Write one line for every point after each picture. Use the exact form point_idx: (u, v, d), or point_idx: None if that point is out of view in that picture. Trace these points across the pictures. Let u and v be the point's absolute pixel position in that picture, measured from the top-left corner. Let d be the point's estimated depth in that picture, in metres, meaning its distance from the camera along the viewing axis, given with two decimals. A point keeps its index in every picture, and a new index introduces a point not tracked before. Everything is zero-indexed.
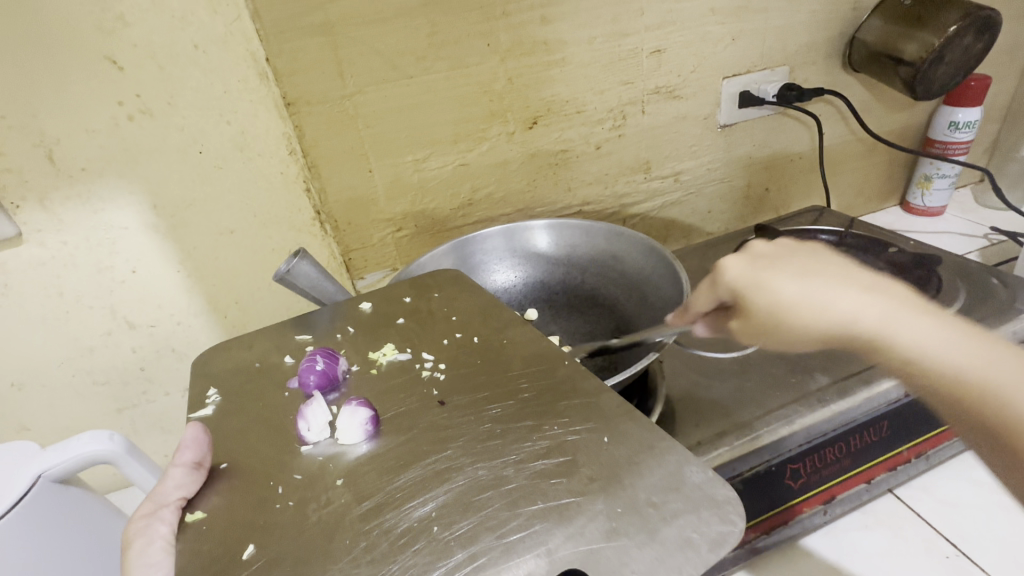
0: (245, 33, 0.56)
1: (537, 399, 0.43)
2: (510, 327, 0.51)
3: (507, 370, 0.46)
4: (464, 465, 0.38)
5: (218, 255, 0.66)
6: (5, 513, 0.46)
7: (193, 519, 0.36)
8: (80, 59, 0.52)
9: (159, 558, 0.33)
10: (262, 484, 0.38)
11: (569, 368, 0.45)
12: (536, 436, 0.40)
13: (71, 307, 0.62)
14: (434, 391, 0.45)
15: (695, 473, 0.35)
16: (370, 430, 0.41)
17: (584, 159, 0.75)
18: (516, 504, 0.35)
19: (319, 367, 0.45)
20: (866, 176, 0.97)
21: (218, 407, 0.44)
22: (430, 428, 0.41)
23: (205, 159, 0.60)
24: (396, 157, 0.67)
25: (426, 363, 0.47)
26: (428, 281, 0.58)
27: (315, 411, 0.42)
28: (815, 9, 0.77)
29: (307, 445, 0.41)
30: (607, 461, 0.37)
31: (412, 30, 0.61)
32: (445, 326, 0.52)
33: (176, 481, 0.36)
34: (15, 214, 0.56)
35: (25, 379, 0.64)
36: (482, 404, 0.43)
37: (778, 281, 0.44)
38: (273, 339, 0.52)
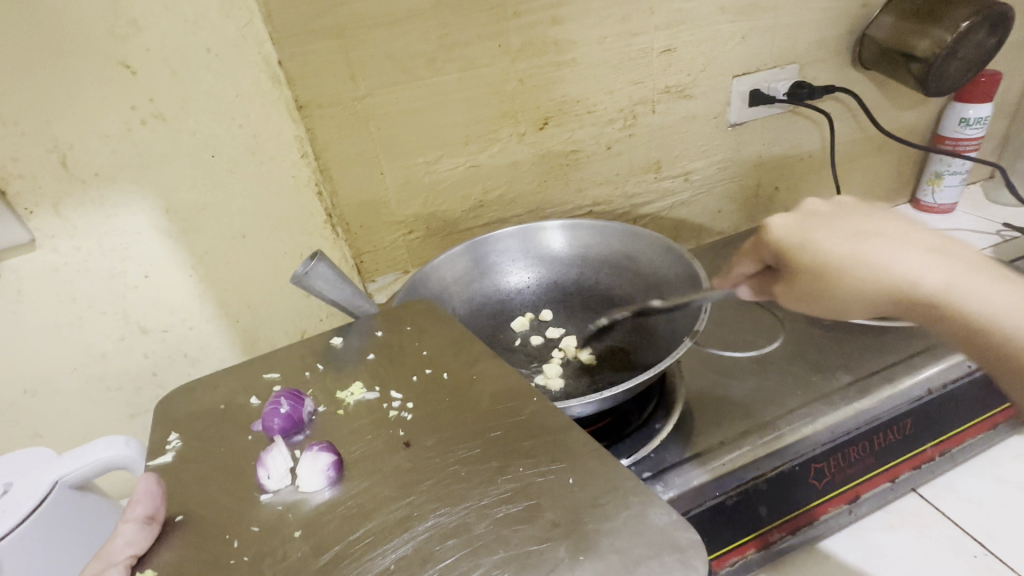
0: (256, 36, 0.56)
1: (507, 438, 0.39)
2: (481, 361, 0.46)
3: (475, 408, 0.42)
4: (428, 512, 0.34)
5: (230, 260, 0.66)
6: (22, 521, 0.45)
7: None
8: (93, 64, 0.52)
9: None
10: (213, 541, 0.34)
11: (538, 405, 0.41)
12: (501, 479, 0.36)
13: (82, 313, 0.62)
14: (400, 432, 0.41)
15: (658, 515, 0.32)
16: (333, 476, 0.37)
17: (595, 158, 0.75)
18: (478, 553, 0.32)
19: (283, 410, 0.42)
20: (875, 174, 0.97)
21: (178, 455, 0.40)
22: (394, 473, 0.37)
23: (217, 162, 0.60)
24: (407, 159, 0.67)
25: (393, 403, 0.43)
26: (402, 314, 0.54)
27: (276, 456, 0.39)
28: (824, 6, 0.77)
29: (267, 493, 0.37)
30: (572, 505, 0.34)
31: (423, 31, 0.61)
32: (415, 361, 0.47)
33: (125, 538, 0.33)
34: (29, 220, 0.56)
35: (38, 386, 0.64)
36: (446, 446, 0.39)
37: (825, 241, 0.42)
38: (239, 378, 0.48)
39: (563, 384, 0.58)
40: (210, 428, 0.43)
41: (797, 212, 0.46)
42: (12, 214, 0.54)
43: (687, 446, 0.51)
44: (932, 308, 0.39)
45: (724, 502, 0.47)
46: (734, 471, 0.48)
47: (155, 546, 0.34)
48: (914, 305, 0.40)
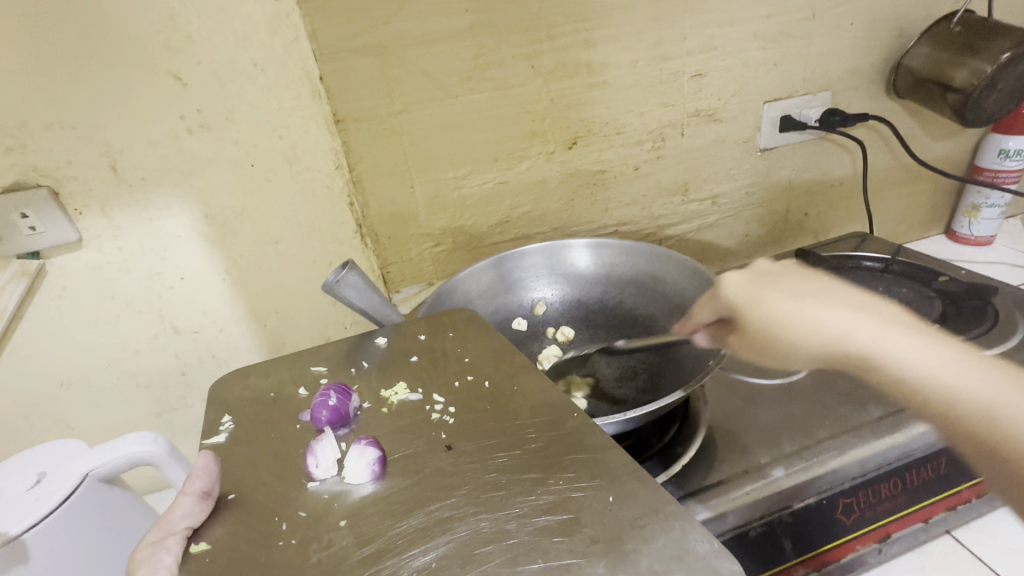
0: (301, 53, 0.58)
1: (545, 451, 0.38)
2: (523, 373, 0.46)
3: (514, 420, 0.41)
4: (466, 515, 0.34)
5: (263, 266, 0.68)
6: (54, 510, 0.47)
7: (197, 550, 0.33)
8: (147, 76, 0.55)
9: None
10: (264, 520, 0.35)
11: (578, 421, 0.40)
12: (540, 490, 0.35)
13: (120, 311, 0.66)
14: (442, 434, 0.41)
15: (699, 542, 0.31)
16: (378, 471, 0.38)
17: (622, 179, 0.76)
18: (516, 561, 0.31)
19: (332, 403, 0.42)
20: (910, 204, 0.95)
21: (230, 436, 0.41)
22: (435, 474, 0.37)
23: (256, 171, 0.62)
24: (438, 174, 0.68)
25: (435, 406, 0.43)
26: (443, 319, 0.54)
27: (324, 446, 0.39)
28: (860, 34, 0.77)
29: (314, 481, 0.38)
30: (611, 523, 0.33)
31: (459, 51, 0.62)
32: (457, 368, 0.47)
33: (183, 509, 0.34)
34: (77, 220, 0.60)
35: (74, 379, 0.68)
36: (489, 452, 0.39)
37: (769, 295, 0.52)
38: (288, 369, 0.49)
39: (587, 406, 0.57)
40: (261, 416, 0.44)
41: (748, 274, 0.56)
42: (63, 214, 0.58)
43: (709, 472, 0.50)
44: (859, 356, 0.46)
45: (746, 532, 0.46)
46: (761, 501, 0.47)
47: (209, 520, 0.35)
48: (847, 353, 0.47)
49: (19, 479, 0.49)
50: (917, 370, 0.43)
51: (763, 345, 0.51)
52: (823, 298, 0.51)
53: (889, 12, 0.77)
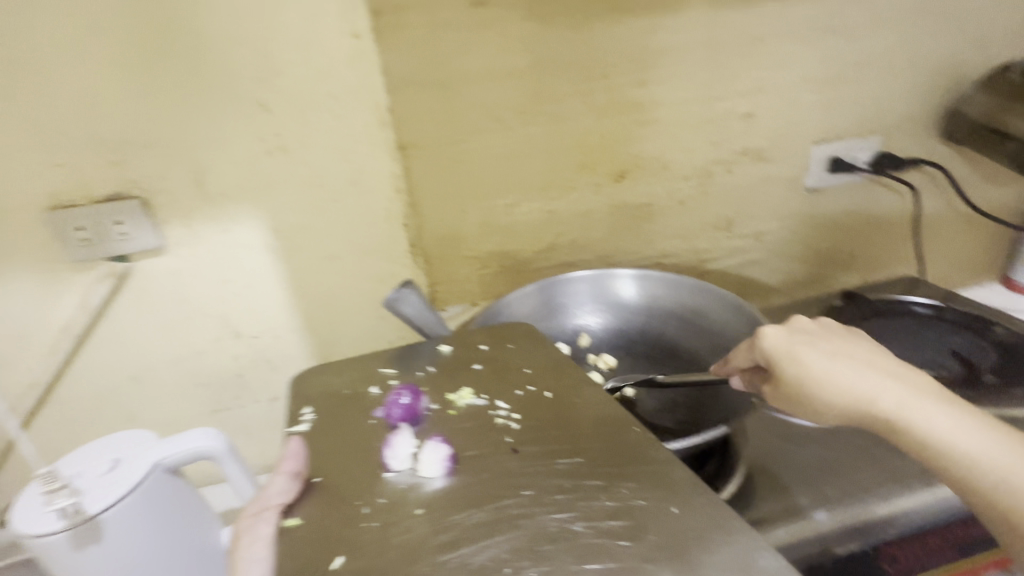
0: (373, 85, 0.63)
1: (607, 460, 0.40)
2: (582, 387, 0.47)
3: (577, 431, 0.42)
4: (535, 513, 0.36)
5: (321, 278, 0.72)
6: (128, 494, 0.51)
7: (290, 524, 0.37)
8: (236, 103, 0.61)
9: (261, 553, 0.35)
10: (347, 504, 0.38)
11: (637, 436, 0.42)
12: (604, 495, 0.37)
13: (191, 313, 0.71)
14: (508, 439, 0.42)
15: (765, 558, 0.33)
16: (449, 467, 0.40)
17: (667, 213, 0.77)
18: (584, 559, 0.34)
19: (404, 402, 0.45)
20: (964, 249, 0.93)
21: (313, 426, 0.44)
22: (504, 473, 0.39)
23: (323, 191, 0.67)
24: (490, 200, 0.71)
25: (500, 412, 0.45)
26: (503, 329, 0.56)
27: (400, 441, 0.41)
28: (914, 80, 0.77)
29: (390, 472, 0.40)
30: (675, 532, 0.35)
31: (517, 87, 0.66)
32: (519, 377, 0.49)
33: (278, 487, 0.39)
34: (162, 229, 0.66)
35: (143, 374, 0.73)
36: (553, 457, 0.40)
37: (808, 354, 0.46)
38: (357, 370, 0.51)
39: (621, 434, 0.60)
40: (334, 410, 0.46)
41: (787, 324, 0.50)
42: (151, 222, 0.65)
43: (749, 509, 0.51)
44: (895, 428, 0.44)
45: None
46: (803, 540, 0.48)
47: (299, 498, 0.39)
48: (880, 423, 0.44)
49: (95, 464, 0.53)
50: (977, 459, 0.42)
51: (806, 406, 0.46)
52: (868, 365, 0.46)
53: (946, 58, 0.77)
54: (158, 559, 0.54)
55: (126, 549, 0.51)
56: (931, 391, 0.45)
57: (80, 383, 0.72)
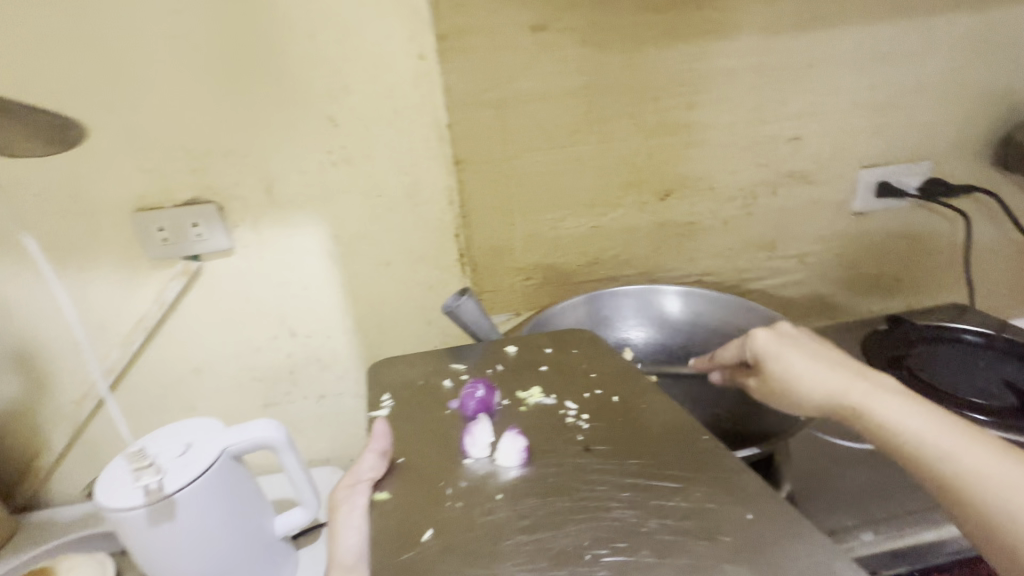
0: (435, 104, 0.67)
1: (676, 462, 0.42)
2: (648, 394, 0.50)
3: (646, 436, 0.45)
4: (611, 506, 0.39)
5: (373, 283, 0.76)
6: (197, 478, 0.54)
7: (381, 498, 0.41)
8: (309, 118, 0.66)
9: (356, 520, 0.40)
10: (433, 485, 0.42)
11: (708, 443, 0.44)
12: (679, 497, 0.39)
13: (252, 311, 0.76)
14: (579, 437, 0.46)
15: (848, 570, 0.34)
16: (525, 459, 0.44)
17: (710, 232, 0.78)
18: (663, 553, 0.36)
19: (479, 395, 0.49)
20: (1017, 279, 0.91)
21: (392, 411, 0.50)
22: (578, 469, 0.43)
23: (381, 201, 0.71)
24: (538, 215, 0.74)
25: (569, 411, 0.49)
26: (567, 336, 0.60)
27: (479, 429, 0.45)
28: (968, 108, 0.77)
29: (469, 459, 0.44)
30: (752, 537, 0.36)
31: (570, 108, 0.69)
32: (585, 381, 0.53)
33: (369, 463, 0.43)
34: (233, 232, 0.71)
35: (204, 367, 0.78)
36: (623, 457, 0.43)
37: (788, 352, 0.51)
38: (433, 362, 0.56)
39: None
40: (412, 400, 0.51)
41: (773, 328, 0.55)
42: (224, 225, 0.70)
43: None
44: (862, 418, 0.46)
45: None
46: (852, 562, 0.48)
47: (386, 475, 0.43)
48: (846, 413, 0.47)
49: (168, 447, 0.58)
50: (939, 449, 0.42)
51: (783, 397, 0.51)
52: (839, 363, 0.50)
53: (1002, 87, 0.76)
54: (220, 541, 0.57)
55: (194, 530, 0.55)
56: (901, 391, 0.47)
57: (148, 372, 0.77)
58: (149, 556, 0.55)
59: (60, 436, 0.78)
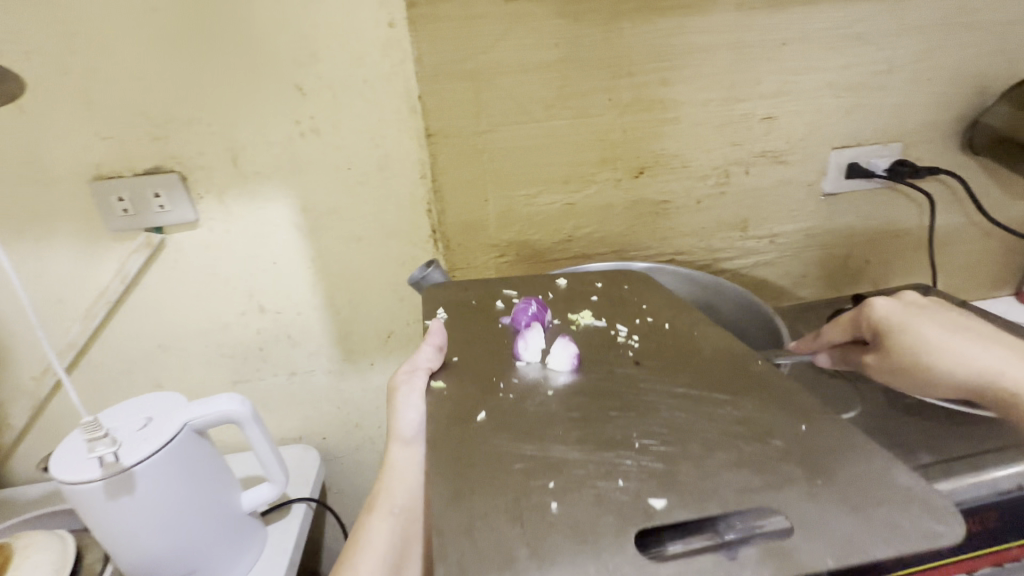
0: (406, 73, 0.65)
1: (729, 380, 0.47)
2: (701, 325, 0.56)
3: (698, 355, 0.51)
4: (663, 408, 0.44)
5: (345, 258, 0.75)
6: (159, 451, 0.54)
7: (437, 386, 0.47)
8: (276, 85, 0.64)
9: (416, 401, 0.49)
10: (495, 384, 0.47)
11: (760, 368, 0.48)
12: (729, 407, 0.44)
13: (220, 286, 0.74)
14: (630, 353, 0.52)
15: (905, 478, 0.36)
16: (574, 365, 0.50)
17: (683, 211, 0.79)
18: (712, 449, 0.40)
19: (531, 310, 0.55)
20: (978, 262, 0.93)
21: (448, 320, 0.56)
22: (629, 377, 0.48)
23: (352, 174, 0.70)
24: (512, 190, 0.73)
25: (620, 332, 0.55)
26: (619, 277, 0.66)
27: (532, 336, 0.51)
28: (937, 90, 0.78)
29: (520, 361, 0.50)
30: (807, 443, 0.40)
31: (545, 81, 0.67)
32: (636, 310, 0.59)
33: (427, 354, 0.50)
34: (198, 203, 0.69)
35: (169, 343, 0.77)
36: (677, 373, 0.49)
37: (926, 326, 0.51)
38: (484, 287, 0.63)
39: None
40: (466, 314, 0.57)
41: (899, 297, 0.55)
42: (188, 196, 0.68)
43: None
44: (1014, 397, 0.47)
45: None
46: None
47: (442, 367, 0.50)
48: (995, 392, 0.48)
49: (128, 421, 0.57)
50: None
51: (910, 368, 0.51)
52: (979, 339, 0.50)
53: (971, 71, 0.77)
54: (184, 513, 0.56)
55: (160, 503, 0.54)
56: None
57: (111, 347, 0.75)
58: (107, 528, 0.54)
59: (19, 412, 0.75)
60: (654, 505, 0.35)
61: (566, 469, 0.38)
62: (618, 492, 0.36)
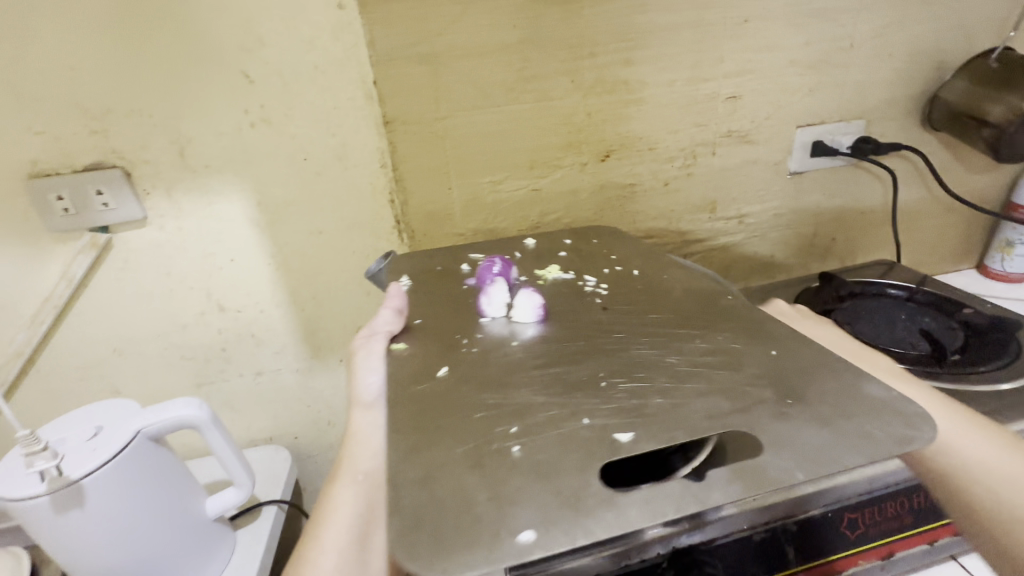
0: (359, 58, 0.62)
1: (698, 315, 0.50)
2: (668, 269, 0.59)
3: (669, 295, 0.54)
4: (631, 347, 0.46)
5: (306, 252, 0.72)
6: (107, 462, 0.51)
7: (397, 348, 0.47)
8: (221, 73, 0.61)
9: (377, 362, 0.48)
10: (453, 338, 0.48)
11: (731, 302, 0.51)
12: (700, 339, 0.46)
13: (175, 286, 0.71)
14: (598, 299, 0.54)
15: (876, 390, 0.39)
16: (539, 316, 0.51)
17: (651, 193, 0.78)
18: (682, 380, 0.41)
19: (496, 269, 0.56)
20: (940, 237, 0.95)
21: (411, 287, 0.57)
22: (595, 319, 0.50)
23: (308, 164, 0.67)
24: (475, 177, 0.71)
25: (588, 282, 0.57)
26: (588, 232, 0.70)
27: (495, 291, 0.52)
28: (897, 67, 0.78)
29: (485, 317, 0.51)
30: (774, 365, 0.42)
31: (505, 63, 0.65)
32: (605, 260, 0.62)
33: (386, 318, 0.50)
34: (145, 200, 0.65)
35: (125, 347, 0.73)
36: (645, 313, 0.51)
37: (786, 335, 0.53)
38: (450, 253, 0.64)
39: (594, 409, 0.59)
40: (435, 278, 0.59)
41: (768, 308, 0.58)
42: (133, 193, 0.64)
43: None
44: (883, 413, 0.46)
45: (750, 537, 0.41)
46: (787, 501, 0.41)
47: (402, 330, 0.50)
48: None
49: (78, 431, 0.54)
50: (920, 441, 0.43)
51: None
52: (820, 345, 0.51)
53: (930, 46, 0.78)
54: (142, 523, 0.54)
55: (111, 515, 0.52)
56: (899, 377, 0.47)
57: (62, 355, 0.72)
58: (58, 543, 0.52)
59: None
60: (621, 439, 0.36)
61: (531, 414, 0.39)
62: (585, 430, 0.37)
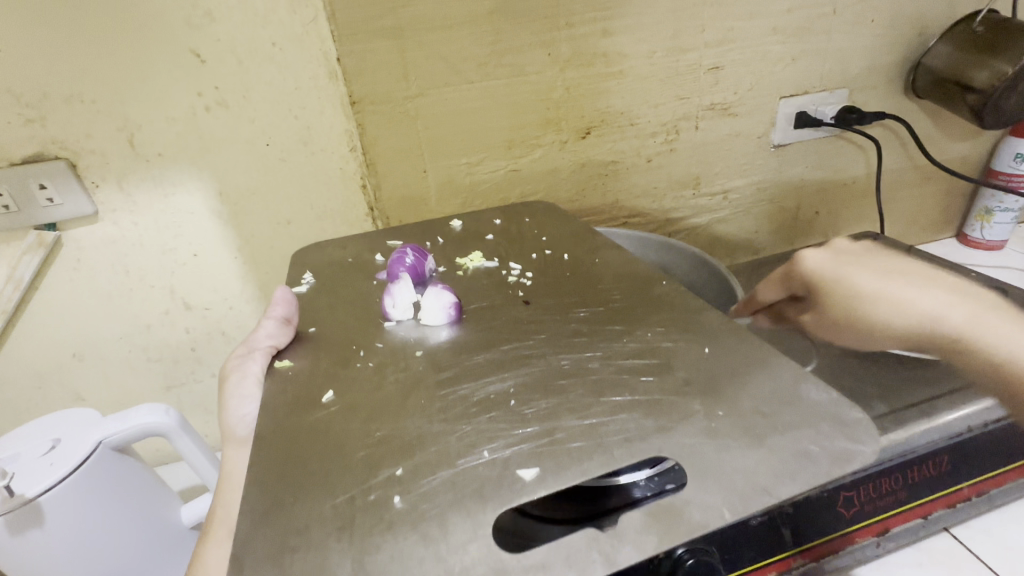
0: (319, 33, 0.58)
1: (626, 308, 0.49)
2: (601, 250, 0.59)
3: (598, 283, 0.53)
4: (546, 354, 0.44)
5: (275, 244, 0.69)
6: (65, 477, 0.48)
7: (281, 365, 0.43)
8: (168, 52, 0.56)
9: (252, 389, 0.44)
10: (347, 347, 0.45)
11: (664, 289, 0.51)
12: (629, 336, 0.45)
13: (134, 284, 0.67)
14: (521, 292, 0.52)
15: (815, 393, 0.37)
16: (451, 316, 0.48)
17: (633, 170, 0.75)
18: (601, 393, 0.39)
19: (408, 261, 0.53)
20: (921, 206, 0.95)
21: (311, 287, 0.54)
22: (518, 318, 0.49)
23: (271, 150, 0.63)
24: (451, 158, 0.67)
25: (513, 271, 0.56)
26: (521, 211, 0.68)
27: (400, 292, 0.49)
28: (879, 33, 0.76)
29: (391, 322, 0.48)
30: (706, 368, 0.41)
31: (476, 37, 0.61)
32: (535, 244, 0.61)
33: (269, 331, 0.46)
34: (94, 193, 0.61)
35: (85, 351, 0.69)
36: (571, 307, 0.50)
37: (858, 274, 0.63)
38: (364, 243, 0.62)
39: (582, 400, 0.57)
40: (341, 273, 0.56)
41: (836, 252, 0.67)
42: (80, 187, 0.60)
43: None
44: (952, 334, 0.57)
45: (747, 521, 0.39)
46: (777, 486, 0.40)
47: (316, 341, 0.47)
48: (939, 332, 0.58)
49: (34, 445, 0.51)
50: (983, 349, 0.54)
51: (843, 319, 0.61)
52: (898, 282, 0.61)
53: (912, 12, 0.76)
54: (102, 541, 0.51)
55: (64, 533, 0.48)
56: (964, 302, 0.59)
57: (14, 364, 0.67)
58: (17, 561, 0.49)
59: None
60: (524, 475, 0.33)
61: (420, 449, 0.35)
62: (482, 468, 0.33)
